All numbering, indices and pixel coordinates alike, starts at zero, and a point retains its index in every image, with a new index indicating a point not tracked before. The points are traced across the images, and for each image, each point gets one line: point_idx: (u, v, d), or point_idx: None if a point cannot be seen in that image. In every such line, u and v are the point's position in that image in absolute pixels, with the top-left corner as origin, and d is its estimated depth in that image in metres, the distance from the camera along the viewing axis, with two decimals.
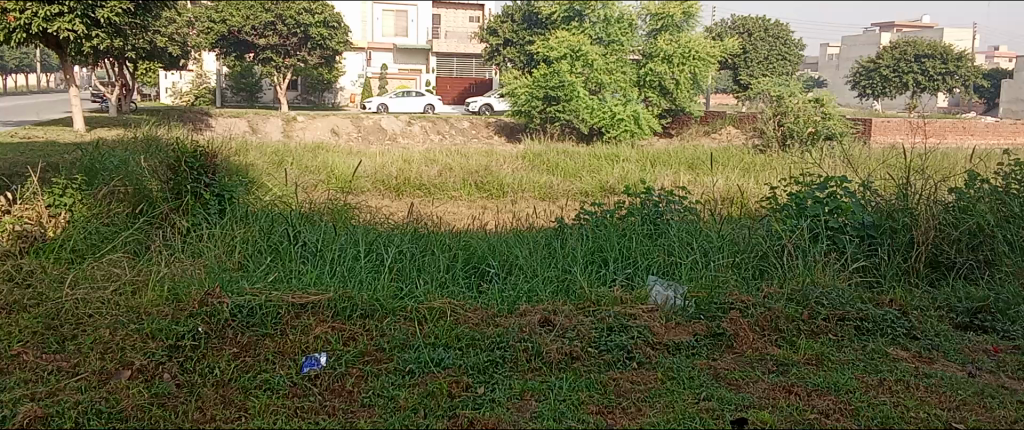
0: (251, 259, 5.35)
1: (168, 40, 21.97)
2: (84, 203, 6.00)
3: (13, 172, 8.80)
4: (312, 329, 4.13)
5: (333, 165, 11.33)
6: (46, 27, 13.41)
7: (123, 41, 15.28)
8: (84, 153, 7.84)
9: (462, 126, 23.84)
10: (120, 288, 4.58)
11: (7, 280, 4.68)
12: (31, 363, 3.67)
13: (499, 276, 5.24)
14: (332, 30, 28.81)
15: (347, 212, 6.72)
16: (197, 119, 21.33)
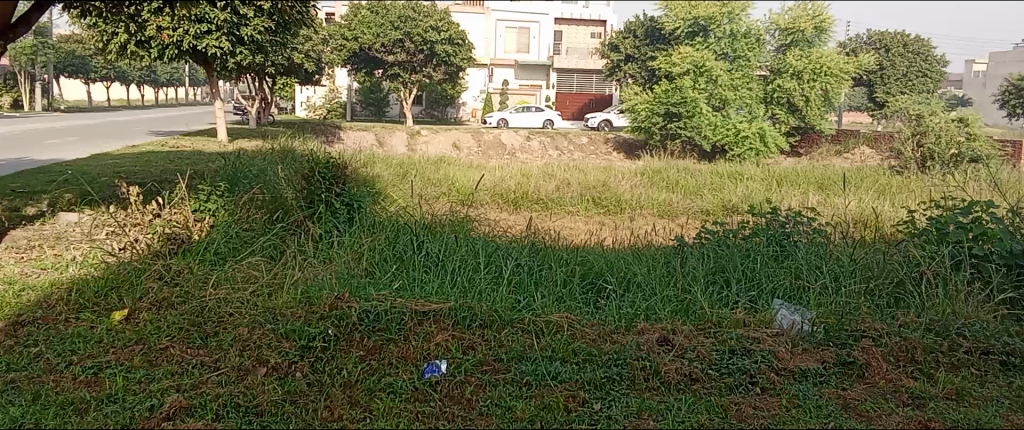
0: (377, 266, 5.54)
1: (304, 57, 23.21)
2: (226, 209, 6.41)
3: (164, 179, 9.51)
4: (434, 337, 4.24)
5: (454, 178, 11.61)
6: (196, 43, 14.50)
7: (264, 56, 16.25)
8: (228, 162, 8.39)
9: (581, 142, 23.90)
10: (258, 290, 4.87)
11: (158, 278, 5.03)
12: (177, 357, 3.93)
13: (617, 294, 5.20)
14: (457, 47, 29.71)
15: (468, 224, 6.89)
16: (328, 132, 22.41)
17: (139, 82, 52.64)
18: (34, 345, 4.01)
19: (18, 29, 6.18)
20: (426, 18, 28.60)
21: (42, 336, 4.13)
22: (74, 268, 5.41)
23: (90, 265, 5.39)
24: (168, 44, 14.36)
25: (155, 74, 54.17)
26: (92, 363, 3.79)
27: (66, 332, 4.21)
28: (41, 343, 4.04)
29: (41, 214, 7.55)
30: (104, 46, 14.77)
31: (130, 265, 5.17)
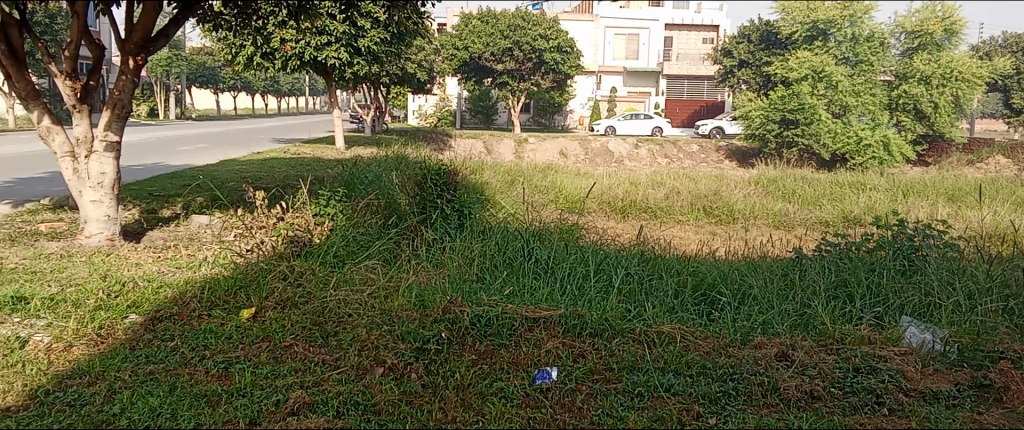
0: (488, 272, 5.60)
1: (417, 66, 23.88)
2: (344, 214, 6.64)
3: (286, 184, 9.96)
4: (545, 343, 4.26)
5: (561, 186, 11.62)
6: (316, 55, 15.13)
7: (379, 66, 16.81)
8: (346, 168, 8.73)
9: (691, 150, 23.48)
10: (375, 292, 5.03)
11: (282, 279, 5.27)
12: (301, 354, 4.10)
13: (732, 306, 5.06)
14: (565, 54, 29.82)
15: (578, 232, 6.89)
16: (439, 140, 22.97)
17: (263, 92, 55.53)
18: (171, 339, 4.27)
19: (157, 42, 6.61)
20: (535, 26, 28.88)
21: (177, 332, 4.39)
22: (205, 268, 5.74)
23: (221, 266, 5.70)
24: (291, 55, 15.07)
25: (277, 85, 56.98)
26: (222, 358, 4.01)
27: (199, 328, 4.47)
28: (177, 337, 4.30)
29: (175, 216, 8.06)
30: (232, 57, 15.63)
31: (256, 266, 5.44)
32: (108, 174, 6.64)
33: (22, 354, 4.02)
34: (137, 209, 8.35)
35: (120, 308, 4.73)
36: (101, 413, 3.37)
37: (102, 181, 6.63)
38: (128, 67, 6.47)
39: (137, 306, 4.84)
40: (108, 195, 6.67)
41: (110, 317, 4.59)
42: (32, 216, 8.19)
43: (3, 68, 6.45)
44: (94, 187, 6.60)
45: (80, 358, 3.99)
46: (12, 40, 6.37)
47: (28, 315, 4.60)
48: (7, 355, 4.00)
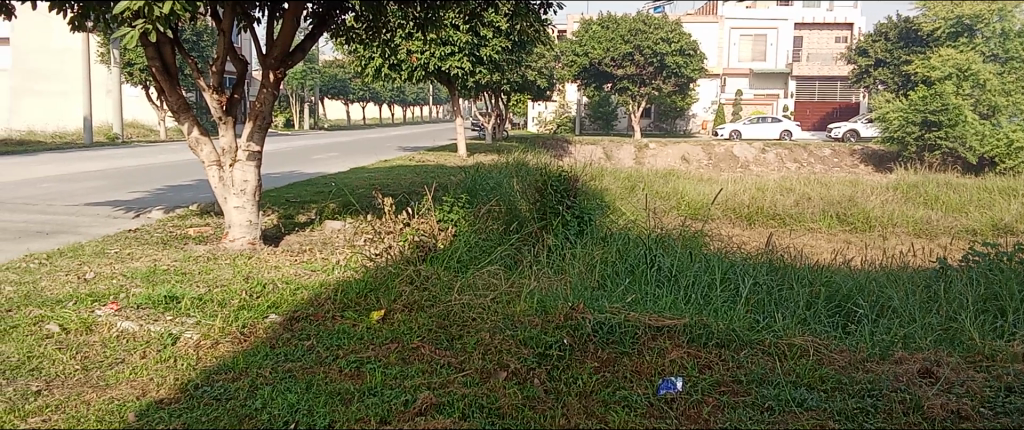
0: (610, 279, 5.58)
1: (537, 74, 24.13)
2: (466, 219, 6.78)
3: (412, 190, 10.30)
4: (668, 353, 4.20)
5: (684, 191, 11.42)
6: (440, 65, 15.54)
7: (501, 74, 17.03)
8: (470, 174, 8.94)
9: (823, 154, 22.49)
10: (498, 297, 5.11)
11: (409, 282, 5.46)
12: (427, 356, 4.23)
13: (870, 318, 4.81)
14: (688, 58, 29.35)
15: (701, 239, 6.76)
16: (558, 146, 23.08)
17: (389, 102, 57.65)
18: (307, 339, 4.50)
19: (295, 56, 7.03)
20: (656, 30, 28.59)
21: (313, 332, 4.62)
22: (338, 271, 6.00)
23: (353, 269, 5.95)
24: (416, 65, 15.57)
25: (402, 95, 59.07)
26: (354, 358, 4.18)
27: (333, 328, 4.69)
28: (312, 337, 4.52)
29: (310, 221, 8.47)
30: (361, 69, 16.29)
31: (386, 270, 5.65)
32: (249, 182, 7.05)
33: (174, 350, 4.34)
34: (276, 214, 8.84)
35: (262, 308, 5.03)
36: (245, 408, 3.58)
37: (245, 188, 7.05)
38: (268, 81, 6.88)
39: (277, 306, 5.13)
40: (250, 202, 7.09)
41: (252, 317, 4.88)
42: (183, 221, 8.83)
43: (158, 84, 6.99)
44: (237, 193, 7.03)
45: (225, 355, 4.26)
46: (166, 58, 6.89)
47: (180, 313, 4.96)
48: (161, 350, 4.33)
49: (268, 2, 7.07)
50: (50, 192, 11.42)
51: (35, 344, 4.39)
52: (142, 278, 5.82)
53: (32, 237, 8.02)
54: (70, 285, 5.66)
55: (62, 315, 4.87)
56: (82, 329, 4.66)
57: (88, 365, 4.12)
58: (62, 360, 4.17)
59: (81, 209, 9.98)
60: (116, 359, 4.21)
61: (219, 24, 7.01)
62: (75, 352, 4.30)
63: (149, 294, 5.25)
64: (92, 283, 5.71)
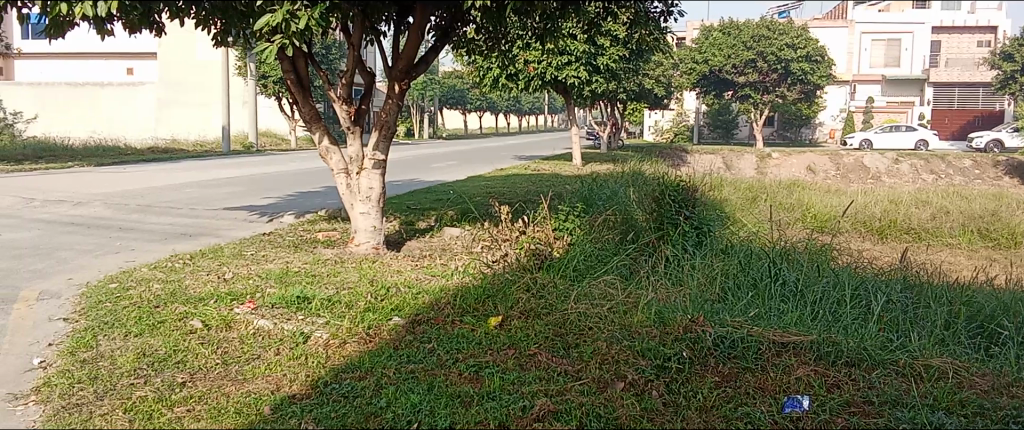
0: (730, 292, 5.45)
1: (655, 82, 23.94)
2: (582, 228, 6.81)
3: (528, 199, 10.41)
4: (794, 370, 4.06)
5: (810, 203, 11.03)
6: (557, 75, 15.66)
7: (617, 82, 16.97)
8: (586, 184, 8.96)
9: (963, 164, 21.11)
10: (615, 307, 5.10)
11: (526, 290, 5.52)
12: (544, 363, 4.26)
13: (1015, 340, 4.51)
14: (815, 64, 28.32)
15: (828, 253, 6.50)
16: (675, 156, 22.73)
17: (506, 111, 58.55)
18: (429, 342, 4.63)
19: (419, 67, 7.27)
20: (781, 36, 27.81)
21: (434, 335, 4.75)
22: (457, 277, 6.14)
23: (471, 276, 6.08)
24: (533, 76, 15.76)
25: (518, 105, 59.87)
26: (474, 362, 4.27)
27: (453, 332, 4.81)
28: (433, 340, 4.65)
29: (430, 228, 8.70)
30: (479, 79, 16.64)
31: (503, 278, 5.75)
32: (375, 189, 7.32)
33: (305, 348, 4.57)
34: (397, 221, 9.13)
35: (386, 310, 5.22)
36: (371, 406, 3.73)
37: (371, 195, 7.33)
38: (393, 92, 7.16)
39: (400, 308, 5.31)
40: (375, 208, 7.36)
41: (377, 318, 5.07)
42: (312, 225, 9.27)
43: (291, 96, 7.38)
44: (363, 200, 7.33)
45: (352, 354, 4.45)
46: (300, 71, 7.27)
47: (310, 313, 5.22)
48: (293, 348, 4.58)
49: (394, 16, 7.35)
50: (192, 197, 12.26)
51: (180, 338, 4.72)
52: (275, 279, 6.15)
53: (176, 239, 8.63)
54: (211, 284, 6.06)
55: (205, 312, 5.23)
56: (222, 325, 4.98)
57: (227, 360, 4.39)
58: (204, 354, 4.47)
59: (221, 213, 10.64)
60: (253, 355, 4.48)
61: (349, 38, 7.33)
62: (216, 346, 4.59)
63: (282, 294, 5.54)
64: (230, 283, 6.09)
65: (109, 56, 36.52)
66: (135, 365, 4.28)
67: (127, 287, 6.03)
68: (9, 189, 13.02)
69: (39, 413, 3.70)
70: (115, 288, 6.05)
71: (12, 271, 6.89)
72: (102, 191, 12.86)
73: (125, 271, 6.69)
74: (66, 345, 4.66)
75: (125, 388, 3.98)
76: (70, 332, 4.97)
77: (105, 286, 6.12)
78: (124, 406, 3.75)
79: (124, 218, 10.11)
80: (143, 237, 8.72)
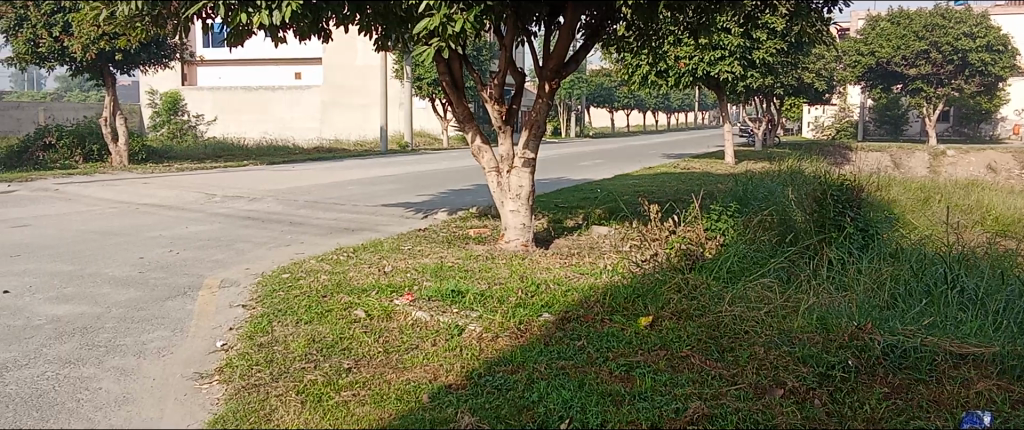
0: (900, 299, 5.13)
1: (815, 75, 22.83)
2: (735, 229, 6.62)
3: (679, 198, 10.25)
4: (974, 384, 3.80)
5: (990, 205, 10.18)
6: (709, 70, 15.28)
7: (774, 77, 16.32)
8: (740, 182, 8.70)
9: None
10: (772, 310, 4.94)
11: (677, 291, 5.42)
12: (697, 366, 4.18)
13: None
14: (997, 54, 26.01)
15: (1011, 260, 6.00)
16: (836, 153, 21.56)
17: (654, 109, 57.79)
18: (579, 339, 4.65)
19: (570, 66, 7.33)
20: (958, 24, 25.72)
21: (584, 332, 4.77)
22: (606, 275, 6.12)
23: (620, 275, 6.04)
24: (684, 72, 15.47)
25: (668, 101, 58.85)
26: (624, 362, 4.26)
27: (603, 331, 4.81)
28: (584, 338, 4.67)
29: (578, 226, 8.75)
30: (628, 77, 16.51)
31: (653, 278, 5.69)
32: (524, 187, 7.44)
33: (460, 340, 4.73)
34: (545, 218, 9.24)
35: (536, 307, 5.29)
36: (523, 399, 3.80)
37: (520, 193, 7.46)
38: (544, 91, 7.24)
39: (550, 305, 5.38)
40: (524, 206, 7.48)
41: (528, 314, 5.15)
42: (463, 222, 9.55)
43: (446, 97, 7.62)
44: (513, 198, 7.46)
45: (504, 348, 4.56)
46: (454, 72, 7.50)
47: (464, 306, 5.38)
48: (448, 339, 4.74)
49: (546, 16, 7.43)
50: (353, 194, 12.95)
51: (345, 327, 5.01)
52: (431, 273, 6.40)
53: (339, 233, 9.15)
54: (373, 276, 6.39)
55: (366, 302, 5.52)
56: (383, 316, 5.24)
57: (388, 349, 4.61)
58: (368, 342, 4.72)
59: (380, 209, 11.18)
60: (411, 344, 4.68)
61: (502, 39, 7.48)
62: (378, 335, 4.84)
63: (438, 287, 5.76)
64: (389, 275, 6.39)
65: (279, 62, 39.20)
66: (305, 350, 4.59)
67: (298, 278, 6.47)
68: (195, 185, 14.27)
69: (224, 391, 4.04)
70: (287, 278, 6.52)
71: (197, 260, 7.56)
72: (274, 188, 13.84)
73: (294, 263, 7.17)
74: (245, 330, 5.06)
75: (298, 371, 4.28)
76: (247, 318, 5.39)
77: (278, 276, 6.59)
78: (296, 388, 4.03)
79: (294, 213, 10.83)
80: (311, 231, 9.31)
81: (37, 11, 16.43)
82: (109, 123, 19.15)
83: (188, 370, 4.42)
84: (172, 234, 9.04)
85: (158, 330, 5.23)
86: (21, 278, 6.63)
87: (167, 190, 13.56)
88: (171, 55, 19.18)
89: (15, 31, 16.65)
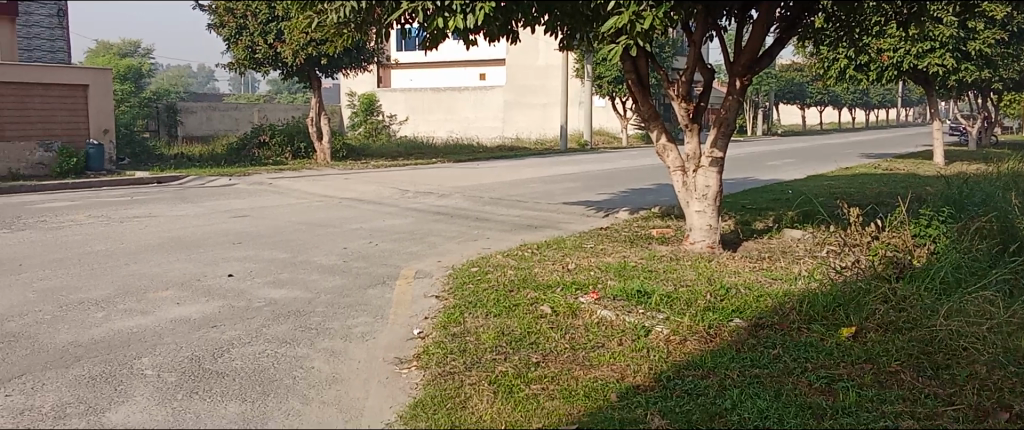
0: None
1: None
2: (948, 237, 6.13)
3: (880, 200, 9.58)
4: None
5: None
6: (917, 63, 14.11)
7: (994, 70, 14.80)
8: (953, 184, 8.01)
9: None
10: (996, 327, 4.52)
11: (883, 302, 5.05)
12: (908, 383, 3.90)
13: None
14: None
15: None
16: None
17: (850, 106, 54.20)
18: (773, 347, 4.45)
19: (764, 62, 7.04)
20: None
21: (778, 340, 4.56)
22: (802, 282, 5.81)
23: (817, 281, 5.72)
24: (888, 65, 14.40)
25: (867, 97, 54.99)
26: (825, 373, 4.04)
27: (799, 339, 4.57)
28: (779, 346, 4.47)
29: (768, 229, 8.39)
30: (823, 72, 15.61)
31: (854, 286, 5.34)
32: (711, 187, 7.24)
33: (647, 341, 4.67)
34: (733, 220, 8.94)
35: (726, 311, 5.11)
36: (715, 405, 3.70)
37: (707, 193, 7.26)
38: (734, 88, 7.00)
39: (741, 310, 5.18)
40: (711, 206, 7.27)
41: (718, 319, 4.98)
42: (647, 222, 9.44)
43: (632, 94, 7.54)
44: (700, 198, 7.28)
45: (694, 352, 4.45)
46: (641, 69, 7.41)
47: (650, 308, 5.31)
48: (636, 340, 4.71)
49: (737, 11, 7.18)
50: (536, 191, 13.19)
51: (533, 321, 5.12)
52: (615, 271, 6.38)
53: (523, 229, 9.35)
54: (558, 273, 6.47)
55: (552, 298, 5.60)
56: (569, 312, 5.30)
57: (575, 345, 4.65)
58: (555, 338, 4.79)
59: (562, 207, 11.30)
60: (598, 343, 4.69)
61: (691, 35, 7.30)
62: (564, 331, 4.90)
63: (623, 287, 5.73)
64: (574, 273, 6.44)
65: (466, 63, 40.66)
66: (495, 342, 4.73)
67: (486, 272, 6.68)
68: (388, 181, 15.12)
69: (423, 377, 4.25)
70: (476, 271, 6.75)
71: (393, 252, 8.02)
72: (461, 185, 14.38)
73: (482, 257, 7.42)
74: (439, 320, 5.29)
75: (488, 362, 4.42)
76: (440, 308, 5.64)
77: (468, 269, 6.85)
78: (489, 378, 4.16)
79: (480, 209, 11.19)
80: (497, 227, 9.59)
81: (255, 20, 18.10)
82: (315, 123, 20.74)
83: (389, 356, 4.70)
84: (370, 226, 9.65)
85: (361, 316, 5.60)
86: (243, 263, 7.33)
87: (364, 185, 14.47)
88: (369, 59, 20.45)
89: (236, 39, 18.40)
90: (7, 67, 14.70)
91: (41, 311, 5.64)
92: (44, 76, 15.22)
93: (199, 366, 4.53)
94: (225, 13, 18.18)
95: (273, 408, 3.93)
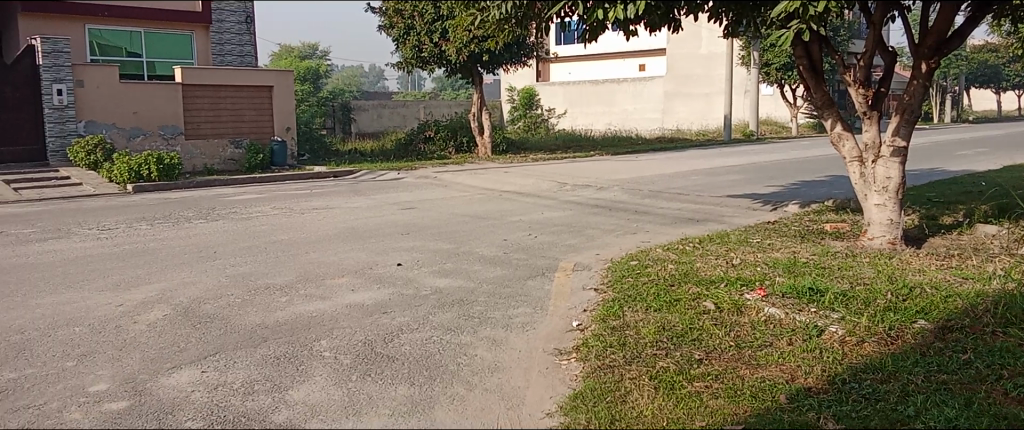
0: None
1: None
2: None
3: None
4: None
5: None
6: None
7: None
8: None
9: None
10: None
11: None
12: None
13: None
14: None
15: None
16: None
17: None
18: (963, 352, 4.09)
19: (954, 42, 6.46)
20: None
21: (969, 344, 4.18)
22: (998, 282, 5.29)
23: (1016, 282, 5.19)
24: None
25: None
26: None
27: (995, 344, 4.17)
28: (970, 351, 4.10)
29: (957, 224, 7.71)
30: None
31: None
32: (893, 179, 6.72)
33: (820, 341, 4.41)
34: (917, 214, 8.27)
35: (909, 312, 4.73)
36: (897, 412, 3.46)
37: (888, 185, 6.76)
38: (920, 72, 6.47)
39: (927, 311, 4.78)
40: (892, 200, 6.75)
41: (900, 320, 4.62)
42: (819, 216, 8.92)
43: (804, 82, 7.14)
44: (880, 191, 6.78)
45: (873, 355, 4.17)
46: (813, 55, 7.00)
47: (823, 306, 5.01)
48: (807, 340, 4.45)
49: None
50: (698, 184, 12.83)
51: (695, 317, 4.98)
52: (783, 268, 6.08)
53: (685, 223, 9.12)
54: (721, 268, 6.25)
55: (716, 295, 5.42)
56: (733, 310, 5.10)
57: (741, 343, 4.48)
58: (719, 335, 4.63)
59: (726, 200, 10.92)
60: (765, 341, 4.49)
61: (870, 17, 6.81)
62: (729, 329, 4.72)
63: (793, 284, 5.45)
64: (739, 268, 6.20)
65: (626, 55, 40.23)
66: (656, 337, 4.65)
67: (646, 266, 6.57)
68: (548, 174, 15.26)
69: (582, 369, 4.24)
70: (635, 265, 6.66)
71: (552, 244, 8.08)
72: (620, 177, 14.25)
73: (642, 251, 7.31)
74: (599, 312, 5.27)
75: (649, 356, 4.35)
76: (600, 301, 5.61)
77: (627, 263, 6.76)
78: (649, 373, 4.09)
79: (640, 202, 11.03)
80: (657, 220, 9.42)
81: (421, 20, 18.79)
82: (476, 118, 21.60)
83: (549, 346, 4.74)
84: (530, 219, 9.76)
85: (522, 307, 5.68)
86: (410, 253, 7.64)
87: (524, 178, 14.67)
88: (529, 54, 20.70)
89: (405, 39, 19.20)
90: (204, 71, 16.16)
91: (234, 295, 6.16)
92: (235, 78, 16.58)
93: (371, 350, 4.77)
94: (394, 14, 19.00)
95: (438, 392, 4.07)
